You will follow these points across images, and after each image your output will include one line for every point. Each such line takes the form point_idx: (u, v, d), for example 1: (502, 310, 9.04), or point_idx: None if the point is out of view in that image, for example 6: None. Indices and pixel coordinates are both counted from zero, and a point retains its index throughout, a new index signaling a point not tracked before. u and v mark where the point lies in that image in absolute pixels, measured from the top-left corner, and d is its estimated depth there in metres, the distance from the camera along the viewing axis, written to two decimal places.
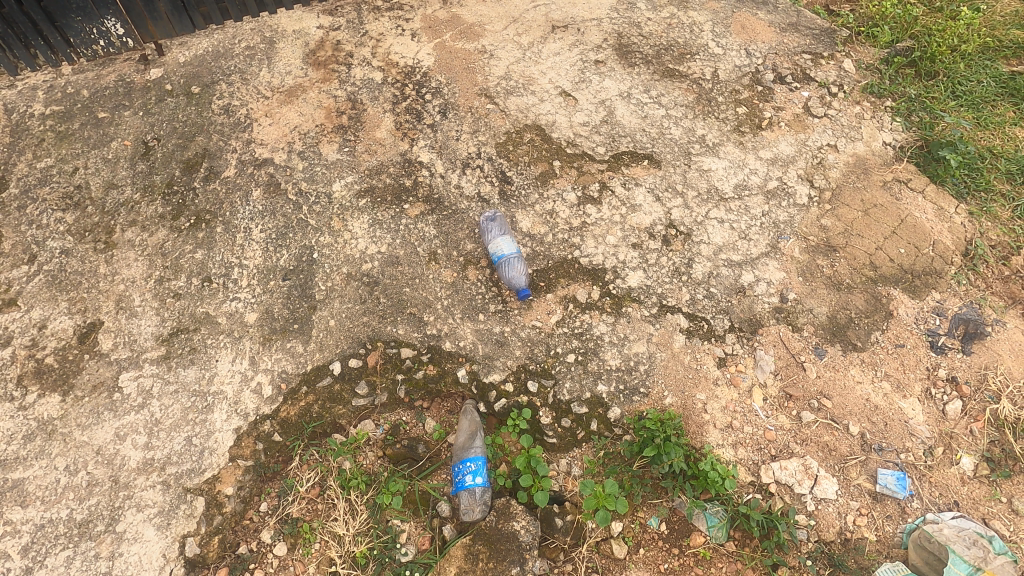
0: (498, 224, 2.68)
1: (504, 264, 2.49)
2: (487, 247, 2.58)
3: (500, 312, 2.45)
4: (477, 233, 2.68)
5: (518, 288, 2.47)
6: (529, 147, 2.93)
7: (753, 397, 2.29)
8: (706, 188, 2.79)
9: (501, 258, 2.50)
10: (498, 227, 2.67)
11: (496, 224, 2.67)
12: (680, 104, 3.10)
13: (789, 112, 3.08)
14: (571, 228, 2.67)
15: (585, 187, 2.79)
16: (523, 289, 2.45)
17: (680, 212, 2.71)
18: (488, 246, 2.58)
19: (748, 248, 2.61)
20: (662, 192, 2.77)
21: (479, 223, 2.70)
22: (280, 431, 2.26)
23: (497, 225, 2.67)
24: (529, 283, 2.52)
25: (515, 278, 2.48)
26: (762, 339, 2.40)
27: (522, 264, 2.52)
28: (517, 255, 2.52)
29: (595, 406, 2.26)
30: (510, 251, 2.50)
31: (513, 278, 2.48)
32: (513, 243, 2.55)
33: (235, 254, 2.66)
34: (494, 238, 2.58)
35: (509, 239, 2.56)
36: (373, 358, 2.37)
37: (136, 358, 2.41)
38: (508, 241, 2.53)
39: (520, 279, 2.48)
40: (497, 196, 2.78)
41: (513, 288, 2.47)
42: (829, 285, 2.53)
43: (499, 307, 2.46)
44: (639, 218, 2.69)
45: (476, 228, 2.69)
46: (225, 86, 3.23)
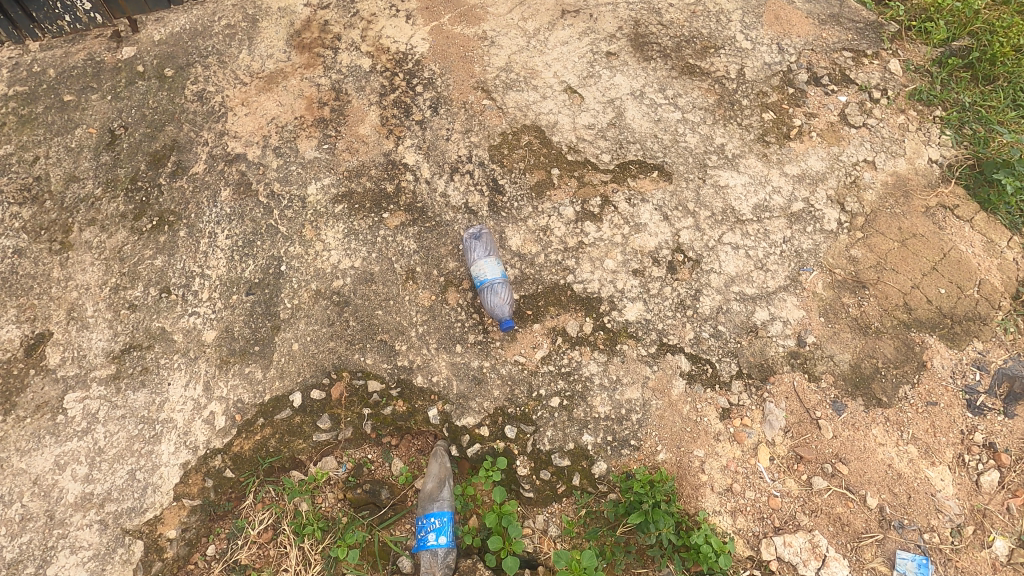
0: (485, 241, 2.40)
1: (487, 290, 2.23)
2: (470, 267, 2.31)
3: (479, 344, 2.19)
4: (460, 250, 2.40)
5: (501, 317, 2.20)
6: (525, 152, 2.63)
7: (758, 456, 2.04)
8: (721, 208, 2.46)
9: (484, 281, 2.23)
10: (484, 245, 2.38)
11: (484, 240, 2.40)
12: (699, 106, 2.74)
13: (822, 120, 2.72)
14: (566, 248, 2.39)
15: (585, 201, 2.50)
16: (505, 318, 2.18)
17: (689, 235, 2.41)
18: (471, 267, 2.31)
19: (764, 281, 2.31)
20: (671, 210, 2.47)
21: (463, 239, 2.42)
22: (232, 468, 2.07)
23: (484, 241, 2.39)
24: (513, 311, 2.24)
25: (499, 306, 2.21)
26: (772, 390, 2.13)
27: (508, 291, 2.25)
28: (503, 279, 2.25)
29: (578, 458, 2.02)
30: (495, 276, 2.23)
31: (496, 305, 2.21)
32: (501, 266, 2.28)
33: (197, 262, 2.43)
34: (478, 258, 2.30)
35: (496, 260, 2.29)
36: (337, 390, 2.16)
37: (83, 377, 2.21)
38: (495, 263, 2.26)
39: (504, 307, 2.21)
40: (486, 208, 2.50)
41: (495, 318, 2.21)
42: (854, 328, 2.23)
43: (476, 336, 2.21)
44: (643, 239, 2.40)
45: (460, 245, 2.42)
46: (200, 70, 2.96)
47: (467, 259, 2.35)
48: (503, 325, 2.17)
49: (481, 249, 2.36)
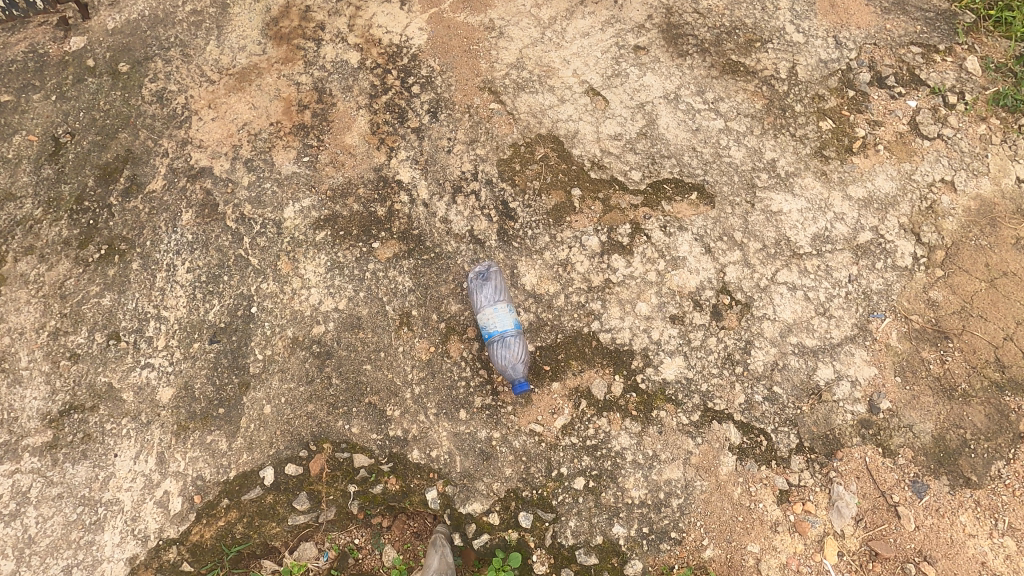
0: (496, 279, 2.02)
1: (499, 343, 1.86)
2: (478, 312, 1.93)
3: (487, 409, 1.83)
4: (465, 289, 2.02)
5: (514, 378, 1.83)
6: (541, 168, 2.22)
7: (823, 550, 1.73)
8: (775, 238, 2.07)
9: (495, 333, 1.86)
10: (495, 284, 2.00)
11: (494, 279, 2.01)
12: (745, 113, 2.33)
13: (889, 130, 2.31)
14: (590, 287, 2.01)
15: (612, 229, 2.11)
16: (520, 380, 1.82)
17: (736, 272, 2.03)
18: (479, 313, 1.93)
19: (827, 330, 1.94)
20: (715, 242, 2.08)
21: (469, 275, 2.04)
22: (190, 560, 1.76)
23: (494, 280, 2.01)
24: (528, 369, 1.88)
25: (512, 364, 1.84)
26: (840, 468, 1.78)
27: (524, 345, 1.89)
28: (518, 331, 1.89)
29: (608, 554, 1.71)
30: (509, 327, 1.86)
31: (508, 363, 1.84)
32: (515, 313, 1.91)
33: (152, 301, 2.05)
34: (486, 305, 1.92)
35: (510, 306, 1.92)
36: (316, 464, 1.80)
37: (14, 446, 1.86)
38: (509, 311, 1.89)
39: (518, 365, 1.85)
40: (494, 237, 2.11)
41: (508, 380, 1.84)
42: (937, 390, 1.87)
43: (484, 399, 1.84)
44: (682, 277, 2.01)
45: (463, 285, 2.03)
46: (160, 64, 2.53)
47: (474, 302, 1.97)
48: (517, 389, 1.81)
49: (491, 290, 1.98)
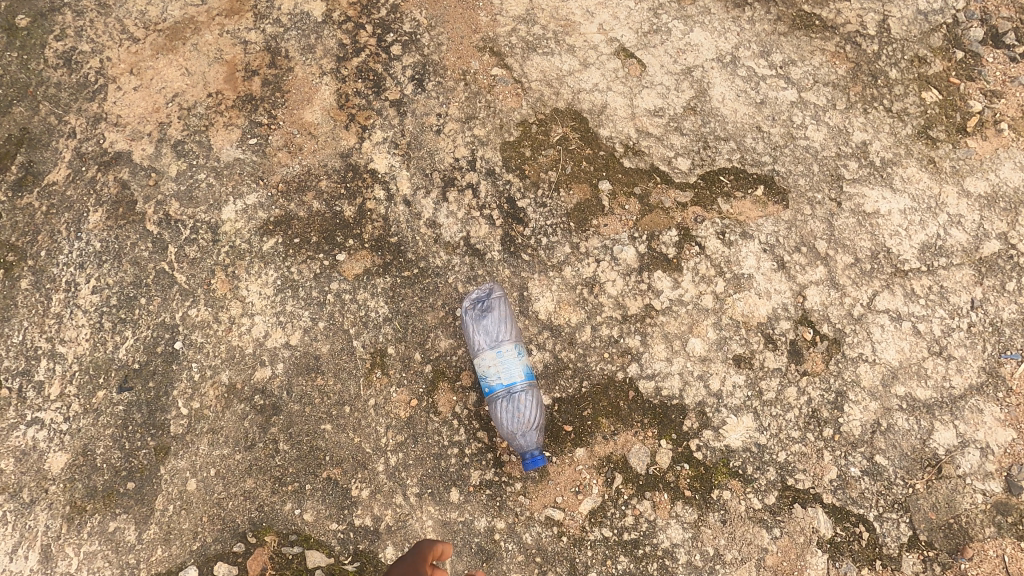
0: (500, 308, 1.52)
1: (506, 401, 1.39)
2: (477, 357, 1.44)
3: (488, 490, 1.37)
4: (459, 321, 1.53)
5: (525, 449, 1.37)
6: (558, 154, 1.70)
7: None
8: (870, 250, 1.56)
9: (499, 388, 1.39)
10: (499, 314, 1.51)
11: (499, 307, 1.52)
12: (824, 81, 1.78)
13: (1012, 103, 1.77)
14: (626, 317, 1.51)
15: (653, 237, 1.59)
16: (534, 454, 1.35)
17: (821, 296, 1.52)
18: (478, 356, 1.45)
19: (946, 375, 1.44)
20: (790, 254, 1.57)
21: (464, 301, 1.54)
22: None
23: (499, 309, 1.52)
24: (543, 433, 1.41)
25: (523, 429, 1.37)
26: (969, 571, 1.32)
27: (538, 402, 1.41)
28: (530, 383, 1.41)
29: None
30: (519, 381, 1.39)
31: (518, 428, 1.37)
32: (527, 358, 1.43)
33: (47, 332, 1.55)
34: (485, 349, 1.43)
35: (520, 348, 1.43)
36: (255, 562, 1.34)
37: None
38: (519, 356, 1.41)
39: (530, 431, 1.38)
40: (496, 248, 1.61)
41: (519, 452, 1.37)
42: None
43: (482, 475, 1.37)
44: (748, 303, 1.51)
45: (455, 317, 1.54)
46: (69, 16, 1.88)
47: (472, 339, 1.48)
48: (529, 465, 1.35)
49: (495, 324, 1.49)
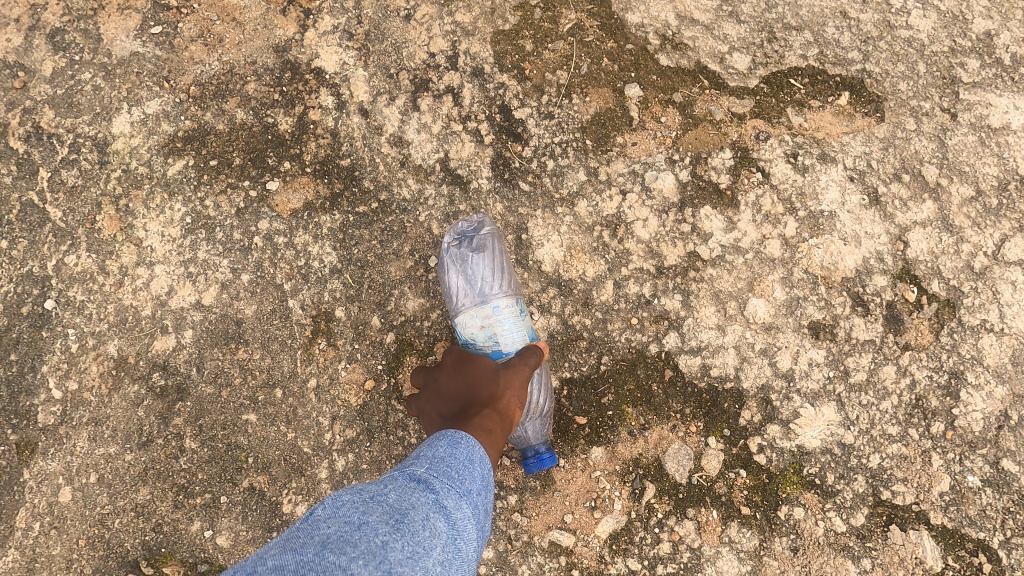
0: (493, 246, 1.12)
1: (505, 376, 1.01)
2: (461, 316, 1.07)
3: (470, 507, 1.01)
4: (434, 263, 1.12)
5: (528, 445, 0.99)
6: (570, 46, 1.24)
7: None
8: (997, 179, 1.14)
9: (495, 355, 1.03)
10: (490, 256, 1.11)
11: (491, 246, 1.12)
12: None
13: None
14: (661, 269, 1.10)
15: (699, 160, 1.17)
16: (541, 455, 0.98)
17: (929, 243, 1.11)
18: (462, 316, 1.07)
19: None
20: (887, 185, 1.14)
21: (444, 238, 1.13)
22: None
23: (491, 250, 1.12)
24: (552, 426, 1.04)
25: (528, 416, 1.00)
26: None
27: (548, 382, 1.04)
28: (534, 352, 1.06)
29: None
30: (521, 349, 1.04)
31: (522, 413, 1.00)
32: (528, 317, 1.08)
33: None
34: (477, 306, 1.06)
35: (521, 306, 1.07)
36: None
37: None
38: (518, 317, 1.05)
39: (537, 420, 1.01)
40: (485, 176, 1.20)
41: (520, 449, 1.00)
42: None
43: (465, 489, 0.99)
44: (830, 252, 1.10)
45: (433, 260, 1.13)
46: None
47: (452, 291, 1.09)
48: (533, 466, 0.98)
49: (486, 268, 1.10)
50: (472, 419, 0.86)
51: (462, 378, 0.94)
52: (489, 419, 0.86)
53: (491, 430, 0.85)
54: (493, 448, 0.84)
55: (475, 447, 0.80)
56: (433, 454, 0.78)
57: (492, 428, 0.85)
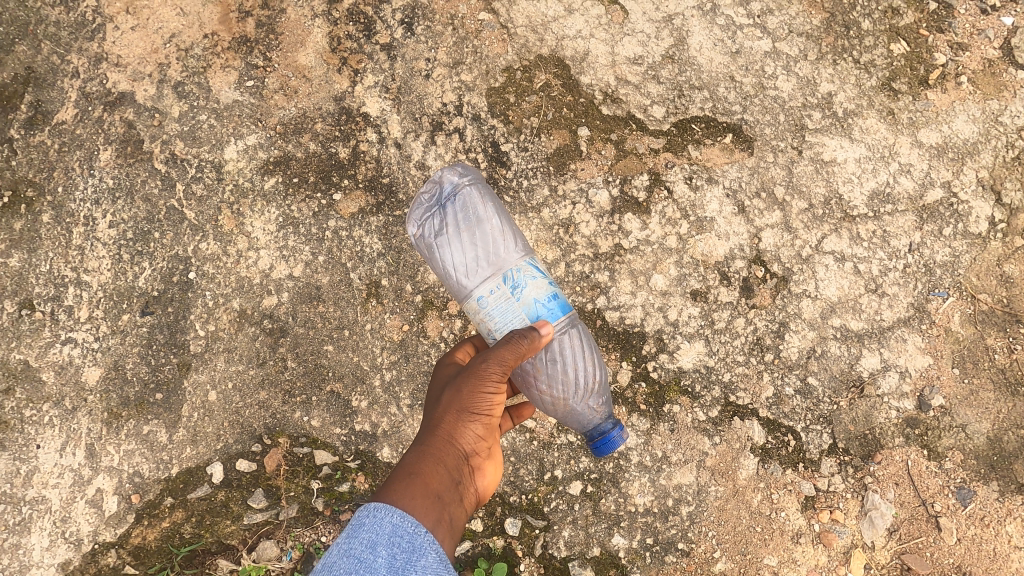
0: (474, 206, 1.48)
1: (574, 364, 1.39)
2: (460, 279, 1.35)
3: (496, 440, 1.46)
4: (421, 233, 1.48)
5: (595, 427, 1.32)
6: (541, 100, 1.78)
7: (849, 564, 1.50)
8: (823, 196, 1.70)
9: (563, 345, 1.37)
10: (464, 214, 1.45)
11: (460, 208, 1.48)
12: (799, 31, 1.84)
13: (975, 57, 1.84)
14: (596, 254, 1.67)
15: (626, 181, 1.72)
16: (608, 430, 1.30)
17: (775, 238, 1.67)
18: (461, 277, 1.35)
19: (878, 310, 1.63)
20: (750, 198, 1.71)
21: (414, 229, 1.50)
22: (133, 562, 1.53)
23: (455, 215, 1.46)
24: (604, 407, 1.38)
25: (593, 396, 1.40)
26: (877, 473, 1.54)
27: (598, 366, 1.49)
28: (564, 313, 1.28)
29: (605, 566, 1.49)
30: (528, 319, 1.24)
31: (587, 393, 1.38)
32: (531, 279, 1.25)
33: (70, 262, 1.70)
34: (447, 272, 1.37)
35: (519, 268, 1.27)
36: (271, 460, 1.57)
37: None
38: (518, 283, 1.24)
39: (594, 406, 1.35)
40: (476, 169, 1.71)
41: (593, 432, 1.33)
42: (999, 384, 1.58)
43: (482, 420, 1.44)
44: (708, 244, 1.67)
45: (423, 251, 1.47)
46: None
47: (443, 256, 1.40)
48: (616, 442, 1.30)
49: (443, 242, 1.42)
50: (407, 464, 1.13)
51: (432, 410, 1.24)
52: (418, 462, 1.12)
53: (416, 469, 1.11)
54: (417, 488, 1.07)
55: (378, 521, 0.99)
56: (342, 547, 0.97)
57: (413, 473, 1.10)
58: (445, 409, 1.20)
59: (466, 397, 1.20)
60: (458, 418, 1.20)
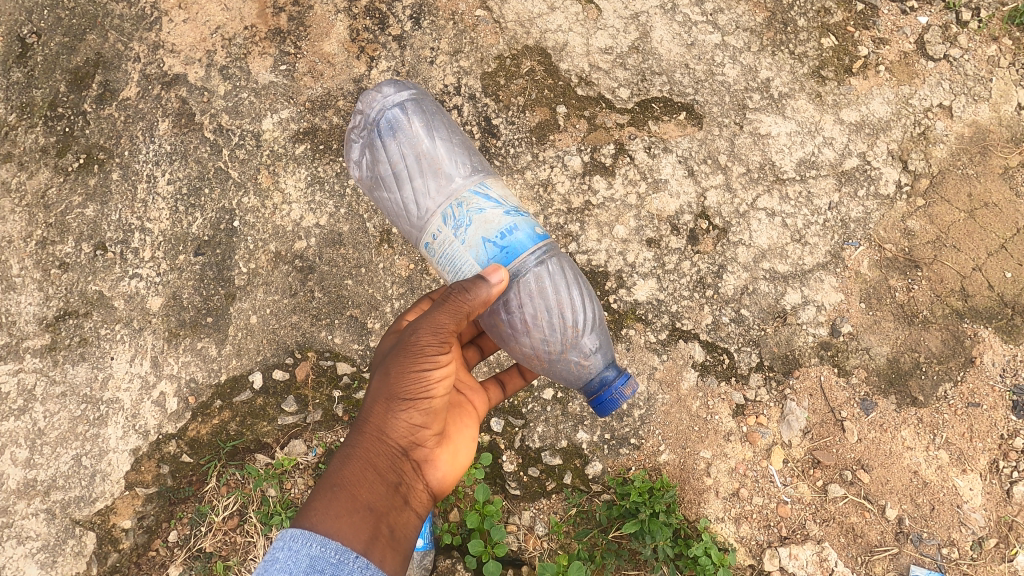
0: (402, 140, 1.74)
1: (562, 313, 1.60)
2: (409, 211, 1.66)
3: (471, 405, 1.66)
4: (366, 172, 1.80)
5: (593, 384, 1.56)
6: (526, 82, 2.14)
7: (770, 458, 1.84)
8: (759, 162, 2.05)
9: (545, 302, 1.57)
10: (400, 146, 1.73)
11: (390, 143, 1.75)
12: (744, 27, 2.19)
13: (894, 49, 2.17)
14: (569, 209, 2.02)
15: (595, 150, 2.07)
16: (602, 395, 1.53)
17: (717, 196, 2.02)
18: (409, 213, 1.66)
19: (800, 256, 1.97)
20: (699, 164, 2.05)
21: (359, 171, 1.82)
22: (189, 452, 1.88)
23: (390, 151, 1.73)
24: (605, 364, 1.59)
25: (590, 331, 1.63)
26: (795, 386, 1.88)
27: (581, 288, 1.69)
28: (524, 244, 1.46)
29: (571, 457, 1.84)
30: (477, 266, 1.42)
31: (585, 334, 1.60)
32: (465, 216, 1.45)
33: (136, 212, 2.06)
34: (394, 207, 1.70)
35: (462, 200, 1.48)
36: (302, 371, 1.93)
37: (15, 347, 1.95)
38: (464, 220, 1.45)
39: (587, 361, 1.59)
40: (409, 89, 1.96)
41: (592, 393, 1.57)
42: (898, 316, 1.93)
43: (498, 379, 1.77)
44: (662, 201, 2.02)
45: (371, 184, 1.80)
46: None
47: (391, 194, 1.72)
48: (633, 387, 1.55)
49: (387, 180, 1.73)
50: (342, 472, 1.32)
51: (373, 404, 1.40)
52: (350, 473, 1.32)
53: (348, 479, 1.31)
54: (342, 506, 1.27)
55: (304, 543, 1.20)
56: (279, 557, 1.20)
57: (344, 487, 1.30)
58: (379, 415, 1.37)
59: (397, 401, 1.36)
60: (391, 418, 1.37)
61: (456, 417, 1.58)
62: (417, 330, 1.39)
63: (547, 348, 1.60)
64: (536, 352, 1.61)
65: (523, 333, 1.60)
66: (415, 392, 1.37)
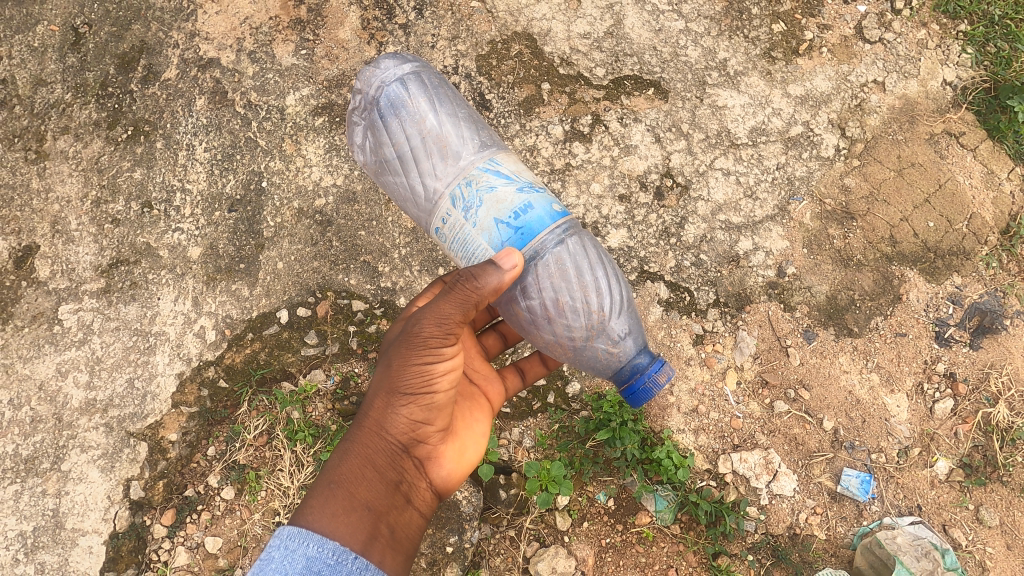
0: (403, 120, 1.92)
1: (586, 299, 1.77)
2: (420, 192, 1.87)
3: (479, 402, 1.89)
4: (374, 153, 2.01)
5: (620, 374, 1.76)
6: (516, 63, 2.46)
7: (725, 379, 2.15)
8: (717, 130, 2.37)
9: (568, 289, 1.74)
10: (404, 128, 1.91)
11: (392, 124, 1.93)
12: (705, 15, 2.51)
13: (836, 34, 2.48)
14: (552, 170, 2.34)
15: (575, 120, 2.39)
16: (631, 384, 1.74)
17: (680, 159, 2.33)
18: (420, 192, 1.86)
19: (751, 209, 2.28)
20: (664, 132, 2.37)
21: (369, 155, 2.03)
22: (225, 378, 2.18)
23: (393, 132, 1.92)
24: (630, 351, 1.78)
25: (614, 316, 1.80)
26: (747, 318, 2.19)
27: (604, 271, 1.85)
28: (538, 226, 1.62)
29: (553, 379, 2.15)
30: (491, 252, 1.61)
31: (610, 321, 1.79)
32: (475, 197, 1.63)
33: (177, 175, 2.38)
34: (406, 190, 1.90)
35: (472, 180, 1.66)
36: (323, 308, 2.24)
37: (75, 290, 2.26)
38: (475, 201, 1.62)
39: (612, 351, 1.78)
40: (408, 62, 2.12)
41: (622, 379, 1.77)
42: (836, 260, 2.24)
43: (519, 368, 2.04)
44: (632, 162, 2.33)
45: (381, 165, 2.00)
46: None
47: (400, 176, 1.92)
48: (664, 376, 1.72)
49: (394, 160, 1.93)
50: (341, 468, 1.54)
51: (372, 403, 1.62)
52: (348, 470, 1.53)
53: (346, 475, 1.52)
54: (337, 502, 1.47)
55: (299, 540, 1.39)
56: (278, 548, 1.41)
57: (340, 484, 1.51)
58: (375, 416, 1.59)
59: (392, 402, 1.57)
60: (385, 417, 1.58)
61: (456, 417, 1.79)
62: (420, 321, 1.57)
63: (571, 337, 1.78)
64: (561, 340, 1.80)
65: (549, 323, 1.79)
66: (413, 389, 1.56)
